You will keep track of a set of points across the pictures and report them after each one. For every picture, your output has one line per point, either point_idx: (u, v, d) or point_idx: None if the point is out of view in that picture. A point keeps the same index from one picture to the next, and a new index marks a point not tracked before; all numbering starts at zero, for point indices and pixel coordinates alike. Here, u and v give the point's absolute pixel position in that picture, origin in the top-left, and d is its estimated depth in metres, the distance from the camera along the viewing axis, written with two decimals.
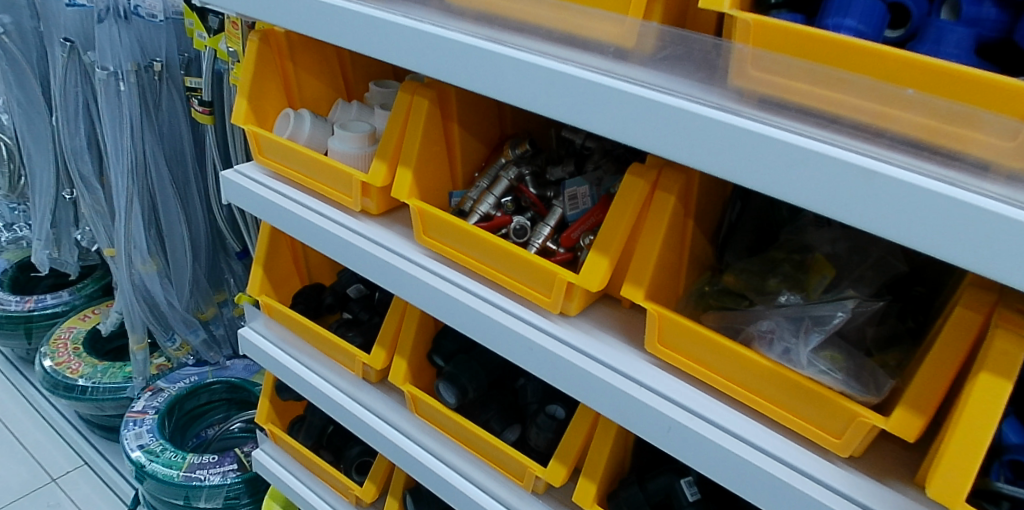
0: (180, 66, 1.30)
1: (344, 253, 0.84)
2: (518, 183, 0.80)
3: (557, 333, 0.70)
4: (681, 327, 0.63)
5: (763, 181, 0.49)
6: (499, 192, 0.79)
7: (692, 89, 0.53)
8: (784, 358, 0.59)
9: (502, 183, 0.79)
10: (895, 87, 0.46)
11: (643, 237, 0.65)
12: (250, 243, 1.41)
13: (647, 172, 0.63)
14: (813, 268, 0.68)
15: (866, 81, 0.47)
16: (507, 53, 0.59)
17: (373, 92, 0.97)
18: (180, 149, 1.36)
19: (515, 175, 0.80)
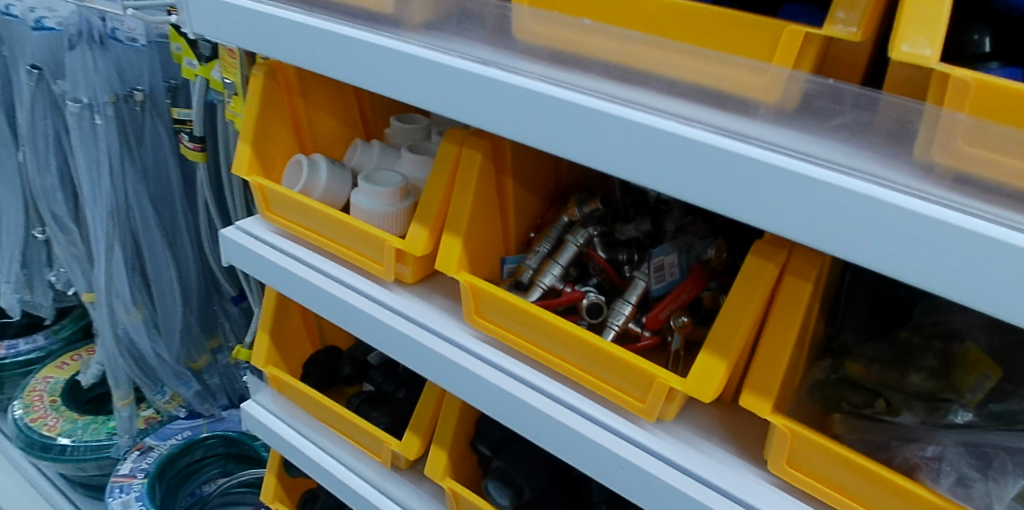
0: (165, 94, 1.16)
1: (374, 332, 0.70)
2: (586, 247, 0.66)
3: (653, 447, 0.57)
4: (819, 448, 0.50)
5: (986, 296, 0.36)
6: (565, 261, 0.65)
7: (870, 167, 0.40)
8: (959, 492, 0.46)
9: (569, 250, 0.65)
10: None
11: (769, 334, 0.52)
12: (247, 289, 1.26)
13: (774, 254, 0.50)
14: (965, 365, 0.54)
15: None
16: (605, 109, 0.46)
17: (394, 128, 0.84)
18: (167, 183, 1.21)
19: (584, 238, 0.65)
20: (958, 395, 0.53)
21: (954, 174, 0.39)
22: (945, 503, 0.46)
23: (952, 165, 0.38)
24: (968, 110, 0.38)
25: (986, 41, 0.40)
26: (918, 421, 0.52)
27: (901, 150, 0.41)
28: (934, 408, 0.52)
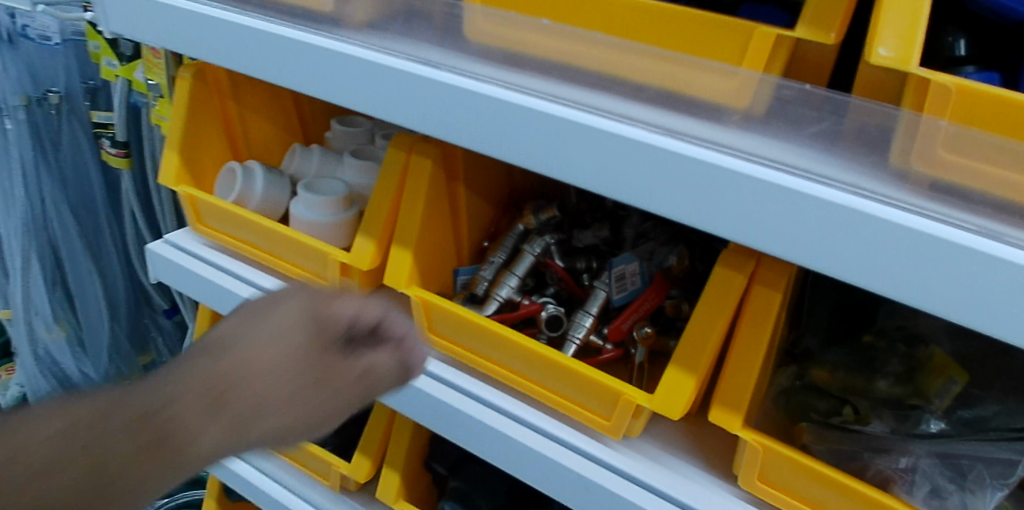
0: (83, 96, 1.07)
1: None
2: (544, 257, 0.63)
3: (619, 466, 0.54)
4: (792, 464, 0.49)
5: (974, 311, 0.34)
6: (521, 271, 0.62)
7: (847, 175, 0.38)
8: (933, 505, 0.46)
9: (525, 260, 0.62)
10: None
11: (739, 346, 0.50)
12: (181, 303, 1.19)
13: (743, 263, 0.48)
14: (930, 367, 0.53)
15: None
16: (568, 115, 0.42)
17: (335, 131, 0.79)
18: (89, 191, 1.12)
19: (542, 247, 0.63)
20: (926, 401, 0.52)
21: (937, 182, 0.38)
22: None
23: (933, 174, 0.37)
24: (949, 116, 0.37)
25: (961, 45, 0.42)
26: (887, 430, 0.51)
27: (877, 159, 0.39)
28: (905, 416, 0.51)
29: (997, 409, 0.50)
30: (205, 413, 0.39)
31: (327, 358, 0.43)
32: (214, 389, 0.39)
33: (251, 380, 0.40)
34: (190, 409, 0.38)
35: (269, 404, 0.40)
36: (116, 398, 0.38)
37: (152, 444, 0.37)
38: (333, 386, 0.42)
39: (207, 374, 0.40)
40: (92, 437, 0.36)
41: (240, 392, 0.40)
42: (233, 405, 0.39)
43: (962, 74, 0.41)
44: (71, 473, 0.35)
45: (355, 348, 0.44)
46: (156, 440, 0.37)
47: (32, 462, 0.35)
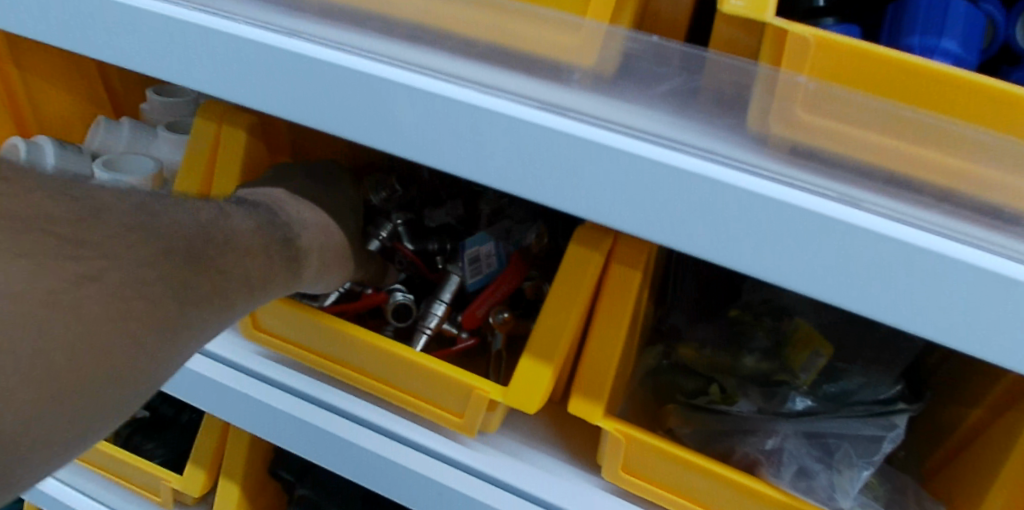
0: None
1: None
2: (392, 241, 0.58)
3: (476, 467, 0.49)
4: (658, 453, 0.45)
5: (833, 288, 0.31)
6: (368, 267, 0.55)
7: (698, 139, 0.34)
8: (801, 486, 0.43)
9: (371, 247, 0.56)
10: None
11: (599, 329, 0.45)
12: None
13: (598, 240, 0.43)
14: (796, 342, 0.52)
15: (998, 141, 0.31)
16: (389, 76, 0.35)
17: (151, 102, 0.68)
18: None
19: (388, 230, 0.57)
20: (792, 376, 0.50)
21: (797, 146, 0.34)
22: (788, 499, 0.42)
23: (791, 136, 0.34)
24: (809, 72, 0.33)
25: None
26: (754, 409, 0.48)
27: (732, 123, 0.36)
28: (771, 393, 0.49)
29: (862, 380, 0.49)
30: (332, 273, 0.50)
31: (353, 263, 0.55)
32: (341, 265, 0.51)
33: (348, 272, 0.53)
34: (263, 250, 0.42)
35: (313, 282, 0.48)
36: (209, 228, 0.39)
37: (224, 297, 0.39)
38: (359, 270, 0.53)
39: (307, 224, 0.48)
40: (187, 276, 0.36)
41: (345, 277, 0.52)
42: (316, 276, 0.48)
43: (822, 26, 0.38)
44: (144, 334, 0.33)
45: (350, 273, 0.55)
46: (221, 296, 0.38)
47: (132, 308, 0.33)
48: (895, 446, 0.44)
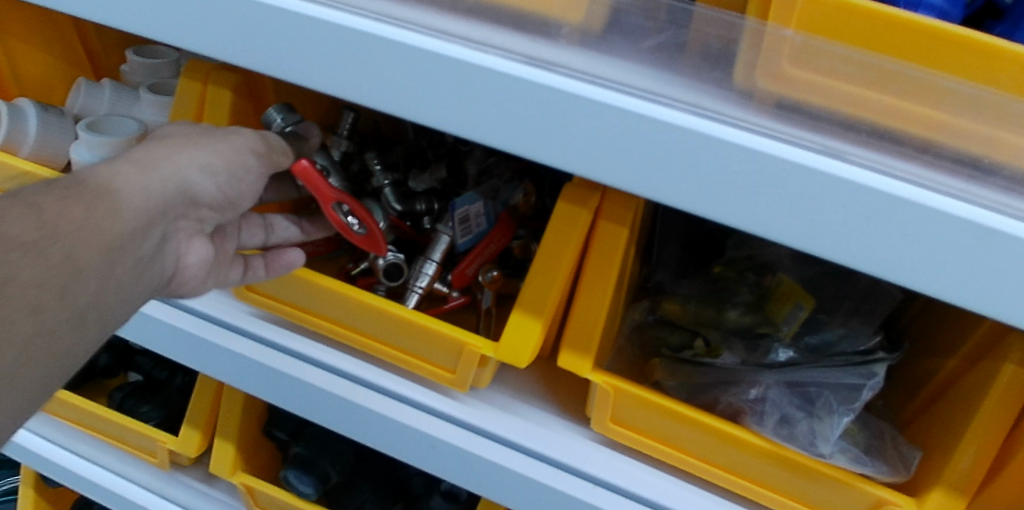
0: None
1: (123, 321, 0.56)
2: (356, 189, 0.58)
3: (467, 420, 0.50)
4: (645, 404, 0.46)
5: (814, 239, 0.32)
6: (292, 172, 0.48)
7: (686, 94, 0.34)
8: (783, 433, 0.45)
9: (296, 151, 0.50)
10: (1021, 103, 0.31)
11: (587, 285, 0.46)
12: None
13: (586, 197, 0.44)
14: (779, 296, 0.53)
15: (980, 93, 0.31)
16: (376, 31, 0.35)
17: (131, 63, 0.68)
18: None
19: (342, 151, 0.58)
20: (774, 328, 0.51)
21: (782, 100, 0.34)
22: (770, 447, 0.44)
23: (776, 90, 0.34)
24: (796, 24, 0.33)
25: None
26: (737, 361, 0.50)
27: (718, 76, 0.36)
28: (754, 346, 0.51)
29: (842, 332, 0.51)
30: (176, 168, 0.41)
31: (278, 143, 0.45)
32: (181, 155, 0.41)
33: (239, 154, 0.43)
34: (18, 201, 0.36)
35: (171, 192, 0.41)
36: None
37: None
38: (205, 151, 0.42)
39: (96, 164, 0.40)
40: None
41: (229, 157, 0.43)
42: (161, 186, 0.40)
43: None
44: None
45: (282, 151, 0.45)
46: None
47: None
48: (875, 394, 0.45)
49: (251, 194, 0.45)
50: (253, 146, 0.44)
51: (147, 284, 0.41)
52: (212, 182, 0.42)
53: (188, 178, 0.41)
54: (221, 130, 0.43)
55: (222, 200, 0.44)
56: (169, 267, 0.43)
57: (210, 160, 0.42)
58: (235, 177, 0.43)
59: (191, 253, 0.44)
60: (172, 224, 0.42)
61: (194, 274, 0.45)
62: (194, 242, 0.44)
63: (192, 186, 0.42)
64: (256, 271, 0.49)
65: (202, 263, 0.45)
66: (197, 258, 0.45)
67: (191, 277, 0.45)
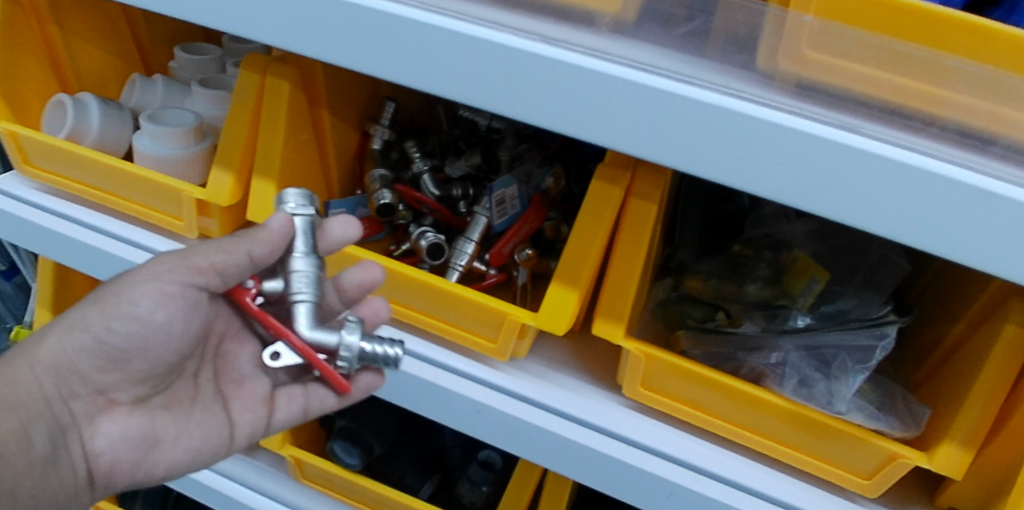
0: None
1: None
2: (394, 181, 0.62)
3: (507, 387, 0.54)
4: (674, 370, 0.50)
5: (832, 204, 0.36)
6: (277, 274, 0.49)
7: (715, 76, 0.38)
8: (802, 393, 0.48)
9: (298, 225, 0.46)
10: (1017, 80, 0.34)
11: (619, 258, 0.50)
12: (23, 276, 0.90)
13: (618, 175, 0.48)
14: (796, 270, 0.56)
15: (979, 70, 0.35)
16: (435, 22, 0.39)
17: (179, 60, 0.72)
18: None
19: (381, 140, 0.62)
20: (792, 300, 0.55)
21: (802, 80, 0.38)
22: (791, 406, 0.47)
23: (797, 71, 0.38)
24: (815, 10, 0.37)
25: None
26: (758, 329, 0.54)
27: (745, 59, 0.40)
28: (772, 316, 0.55)
29: (855, 301, 0.54)
30: (50, 345, 0.46)
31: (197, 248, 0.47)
32: (69, 327, 0.46)
33: (136, 292, 0.46)
34: None
35: (50, 373, 0.46)
36: None
37: None
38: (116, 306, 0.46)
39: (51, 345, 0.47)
40: None
41: (121, 303, 0.46)
42: (36, 368, 0.45)
43: None
44: None
45: (215, 247, 0.47)
46: None
47: None
48: (886, 354, 0.49)
49: (162, 332, 0.47)
50: (165, 275, 0.46)
51: (55, 485, 0.45)
52: (95, 336, 0.46)
53: (65, 344, 0.46)
54: (112, 288, 0.46)
55: (110, 353, 0.46)
56: (79, 463, 0.46)
57: (88, 319, 0.46)
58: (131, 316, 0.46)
59: (98, 435, 0.47)
60: (61, 408, 0.46)
61: (123, 458, 0.48)
62: (103, 423, 0.47)
63: (77, 353, 0.46)
64: (321, 396, 0.52)
65: (123, 443, 0.47)
66: (110, 441, 0.47)
67: (119, 463, 0.47)
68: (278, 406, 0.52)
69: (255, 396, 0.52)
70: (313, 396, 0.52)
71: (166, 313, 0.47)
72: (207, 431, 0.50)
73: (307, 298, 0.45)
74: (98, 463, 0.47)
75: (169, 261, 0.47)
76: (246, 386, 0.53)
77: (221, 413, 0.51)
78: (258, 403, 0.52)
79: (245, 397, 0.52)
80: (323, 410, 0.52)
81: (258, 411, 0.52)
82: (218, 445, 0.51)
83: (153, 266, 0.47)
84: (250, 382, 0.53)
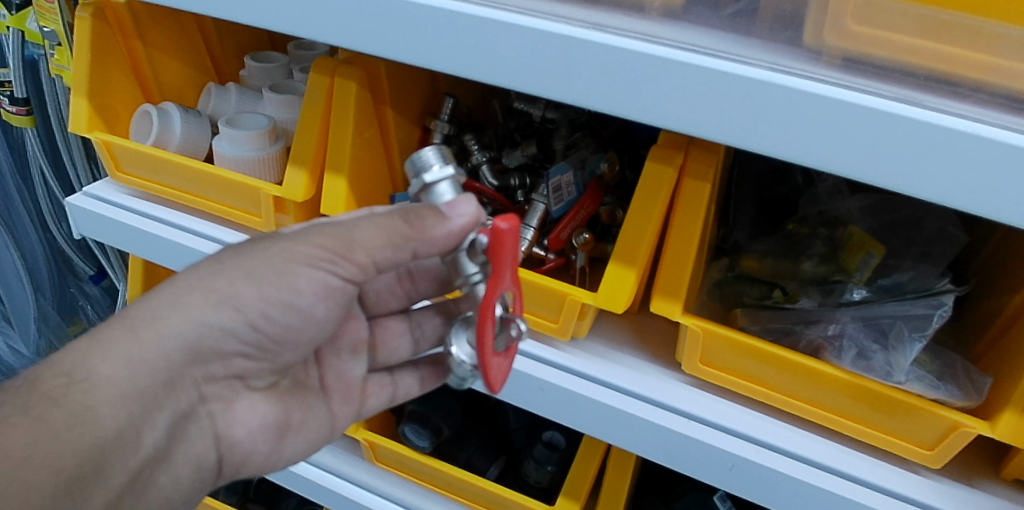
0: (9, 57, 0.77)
1: None
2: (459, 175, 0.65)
3: (570, 366, 0.56)
4: (731, 345, 0.51)
5: (886, 174, 0.37)
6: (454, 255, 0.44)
7: (764, 54, 0.39)
8: (860, 365, 0.49)
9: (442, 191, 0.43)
10: None
11: (674, 236, 0.51)
12: (116, 281, 0.94)
13: (672, 155, 0.49)
14: (852, 246, 0.58)
15: None
16: (495, 16, 0.41)
17: (250, 68, 0.76)
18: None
19: (442, 133, 0.65)
20: (848, 275, 0.56)
21: (849, 54, 0.39)
22: (850, 378, 0.48)
23: (843, 45, 0.39)
24: None
25: None
26: (815, 305, 0.55)
27: (791, 36, 0.41)
28: (829, 291, 0.56)
29: (911, 274, 0.56)
30: (183, 315, 0.45)
31: (368, 236, 0.43)
32: (220, 306, 0.45)
33: (298, 279, 0.46)
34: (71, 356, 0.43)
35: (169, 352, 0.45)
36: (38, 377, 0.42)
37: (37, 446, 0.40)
38: (260, 285, 0.46)
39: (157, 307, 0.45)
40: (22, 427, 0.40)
41: (284, 292, 0.46)
42: (157, 345, 0.44)
43: None
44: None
45: (384, 242, 0.43)
46: None
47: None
48: (944, 322, 0.50)
49: (303, 318, 0.48)
50: (325, 259, 0.45)
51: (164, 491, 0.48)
52: (239, 314, 0.46)
53: (210, 320, 0.46)
54: (261, 263, 0.45)
55: (234, 333, 0.47)
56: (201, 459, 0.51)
57: (248, 304, 0.46)
58: (277, 294, 0.46)
59: (230, 428, 0.52)
60: (178, 395, 0.47)
61: (259, 448, 0.54)
62: (236, 410, 0.52)
63: (223, 336, 0.47)
64: (406, 386, 0.60)
65: (260, 431, 0.53)
66: (249, 429, 0.53)
67: (255, 452, 0.53)
68: (372, 395, 0.59)
69: (352, 384, 0.58)
70: (400, 389, 0.59)
71: (324, 308, 0.49)
72: (316, 423, 0.57)
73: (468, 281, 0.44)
74: (236, 452, 0.52)
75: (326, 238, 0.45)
76: (345, 371, 0.58)
77: (323, 404, 0.57)
78: (354, 393, 0.58)
79: (343, 384, 0.58)
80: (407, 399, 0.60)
81: (354, 401, 0.58)
82: (318, 436, 0.57)
83: (304, 247, 0.45)
84: (349, 368, 0.58)
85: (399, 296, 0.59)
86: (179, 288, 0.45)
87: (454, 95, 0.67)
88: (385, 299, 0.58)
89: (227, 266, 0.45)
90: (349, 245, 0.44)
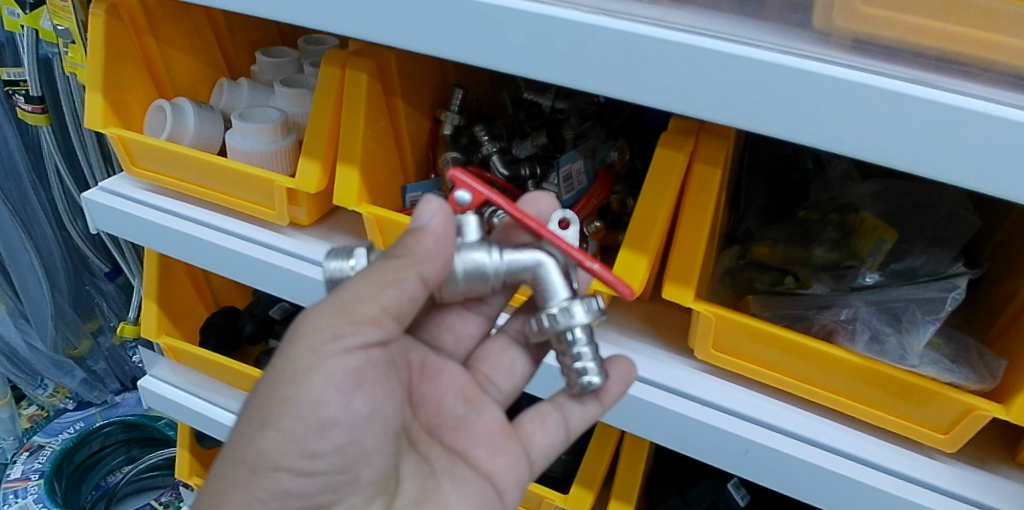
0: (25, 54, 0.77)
1: (262, 280, 0.65)
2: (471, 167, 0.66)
3: None
4: (744, 332, 0.51)
5: (901, 156, 0.37)
6: (451, 273, 0.44)
7: (775, 38, 0.39)
8: (874, 350, 0.49)
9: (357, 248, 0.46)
10: None
11: (685, 222, 0.51)
12: (132, 278, 0.94)
13: (682, 141, 0.49)
14: (863, 232, 0.58)
15: None
16: (505, 3, 0.42)
17: (262, 63, 0.77)
18: (14, 173, 0.88)
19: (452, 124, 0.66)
20: (860, 261, 0.56)
21: (858, 36, 0.39)
22: (864, 363, 0.48)
23: (853, 27, 0.39)
24: None
25: None
26: (827, 290, 0.55)
27: (801, 18, 0.41)
28: (841, 276, 0.56)
29: (924, 259, 0.56)
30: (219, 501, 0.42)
31: (352, 295, 0.42)
32: (255, 473, 0.42)
33: (315, 390, 0.41)
34: None
35: None
36: None
37: None
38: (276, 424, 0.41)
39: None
40: None
41: (305, 413, 0.41)
42: None
43: None
44: None
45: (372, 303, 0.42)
46: None
47: None
48: (957, 305, 0.50)
49: (343, 422, 0.42)
50: (326, 357, 0.42)
51: None
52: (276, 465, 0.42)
53: (255, 492, 0.42)
54: (264, 401, 0.42)
55: (278, 486, 0.42)
56: None
57: (277, 452, 0.41)
58: (297, 420, 0.41)
59: None
60: None
61: None
62: None
63: (280, 499, 0.42)
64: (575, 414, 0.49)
65: None
66: None
67: None
68: (532, 434, 0.49)
69: (490, 432, 0.49)
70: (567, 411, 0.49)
71: (363, 400, 0.43)
72: (471, 491, 0.47)
73: (489, 254, 0.43)
74: None
75: (314, 340, 0.42)
76: (475, 425, 0.49)
77: (461, 470, 0.48)
78: (502, 439, 0.49)
79: (482, 440, 0.49)
80: (583, 423, 0.49)
81: (510, 450, 0.48)
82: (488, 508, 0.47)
83: (298, 353, 0.42)
84: (477, 419, 0.49)
85: (478, 319, 0.54)
86: (215, 480, 0.43)
87: (464, 86, 0.67)
88: (464, 330, 0.54)
89: (244, 427, 0.43)
90: (349, 319, 0.42)
